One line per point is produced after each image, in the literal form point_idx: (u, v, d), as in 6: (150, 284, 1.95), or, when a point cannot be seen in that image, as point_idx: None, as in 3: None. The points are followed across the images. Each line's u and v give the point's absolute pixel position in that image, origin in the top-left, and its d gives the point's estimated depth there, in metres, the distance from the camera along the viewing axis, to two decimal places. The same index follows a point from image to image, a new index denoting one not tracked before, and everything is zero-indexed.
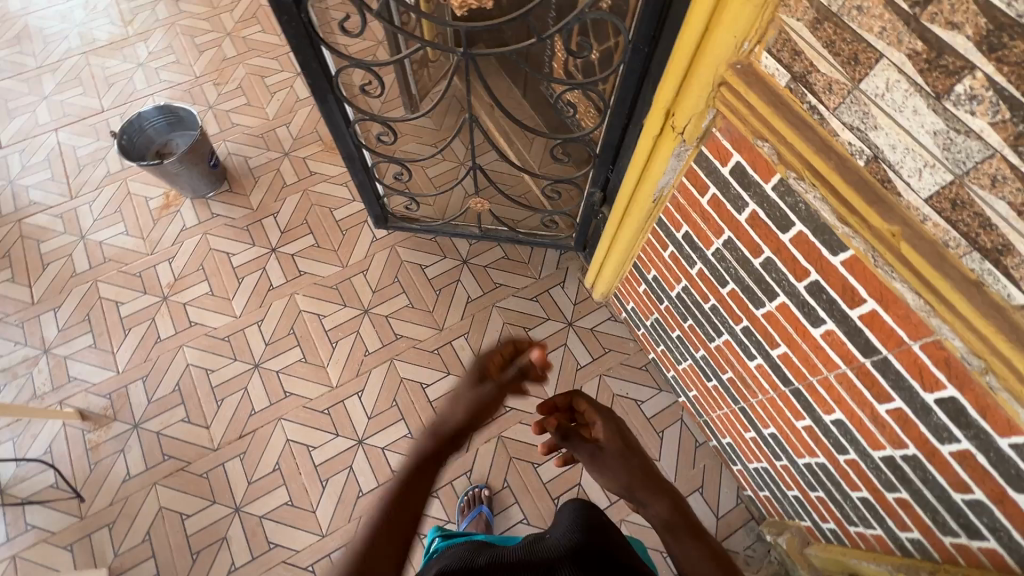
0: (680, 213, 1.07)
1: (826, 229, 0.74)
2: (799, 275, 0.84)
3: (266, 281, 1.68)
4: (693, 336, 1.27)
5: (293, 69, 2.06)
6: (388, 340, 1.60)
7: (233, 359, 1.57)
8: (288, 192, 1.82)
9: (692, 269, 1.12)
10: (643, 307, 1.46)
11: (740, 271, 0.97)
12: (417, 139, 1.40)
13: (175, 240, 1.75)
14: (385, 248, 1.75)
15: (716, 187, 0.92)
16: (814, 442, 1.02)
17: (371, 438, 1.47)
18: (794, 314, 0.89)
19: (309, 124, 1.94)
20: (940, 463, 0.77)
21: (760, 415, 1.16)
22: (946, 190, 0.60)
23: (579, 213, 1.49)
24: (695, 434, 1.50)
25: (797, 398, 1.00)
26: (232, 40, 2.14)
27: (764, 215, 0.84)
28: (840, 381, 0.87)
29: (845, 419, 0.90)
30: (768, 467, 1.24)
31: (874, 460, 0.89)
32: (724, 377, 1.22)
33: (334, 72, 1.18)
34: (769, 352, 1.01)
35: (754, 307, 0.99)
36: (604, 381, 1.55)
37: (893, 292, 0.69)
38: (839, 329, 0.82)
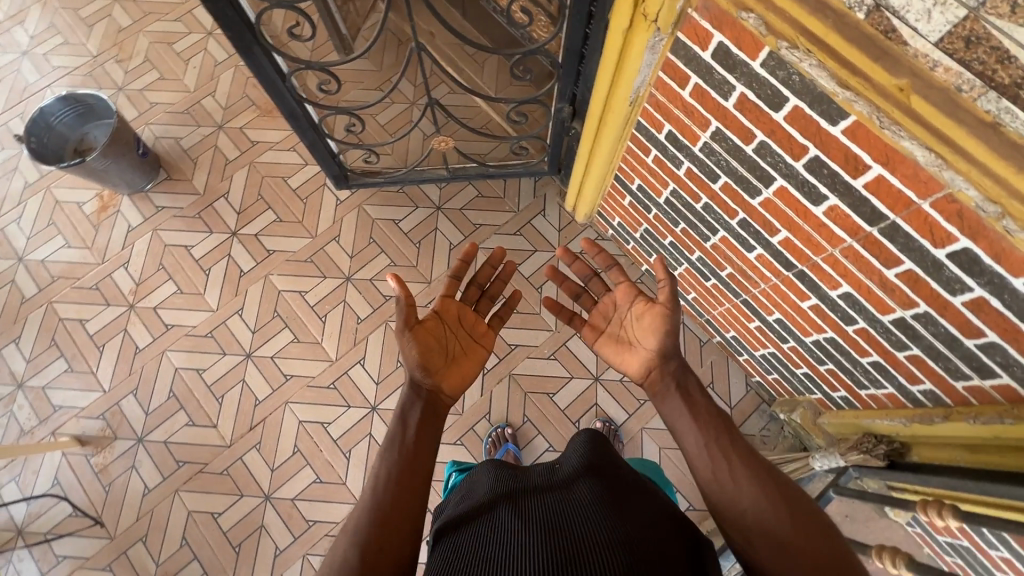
0: (660, 112, 1.01)
1: (824, 99, 0.70)
2: (797, 154, 0.80)
3: (235, 267, 1.58)
4: (686, 239, 1.25)
5: (203, 29, 1.83)
6: (378, 304, 1.54)
7: (223, 353, 1.50)
8: (234, 168, 1.68)
9: (679, 170, 1.08)
10: (630, 220, 1.43)
11: (732, 162, 0.93)
12: (358, 85, 1.28)
13: (124, 243, 1.61)
14: (352, 209, 1.64)
15: (698, 75, 0.86)
16: (821, 319, 1.04)
17: (383, 403, 1.45)
18: (793, 196, 0.87)
19: (236, 88, 1.76)
20: (953, 315, 0.78)
21: (763, 303, 1.17)
22: (959, 28, 0.55)
23: (549, 133, 1.41)
24: (698, 334, 1.52)
25: (801, 279, 1.01)
26: (122, 5, 1.87)
27: (754, 96, 0.79)
28: (846, 254, 0.87)
29: (853, 290, 0.91)
30: (775, 351, 1.27)
31: (884, 325, 0.91)
32: (723, 274, 1.22)
33: (254, 19, 1.04)
34: (769, 240, 1.00)
35: (750, 198, 0.96)
36: None
37: (900, 152, 0.67)
38: (843, 202, 0.80)
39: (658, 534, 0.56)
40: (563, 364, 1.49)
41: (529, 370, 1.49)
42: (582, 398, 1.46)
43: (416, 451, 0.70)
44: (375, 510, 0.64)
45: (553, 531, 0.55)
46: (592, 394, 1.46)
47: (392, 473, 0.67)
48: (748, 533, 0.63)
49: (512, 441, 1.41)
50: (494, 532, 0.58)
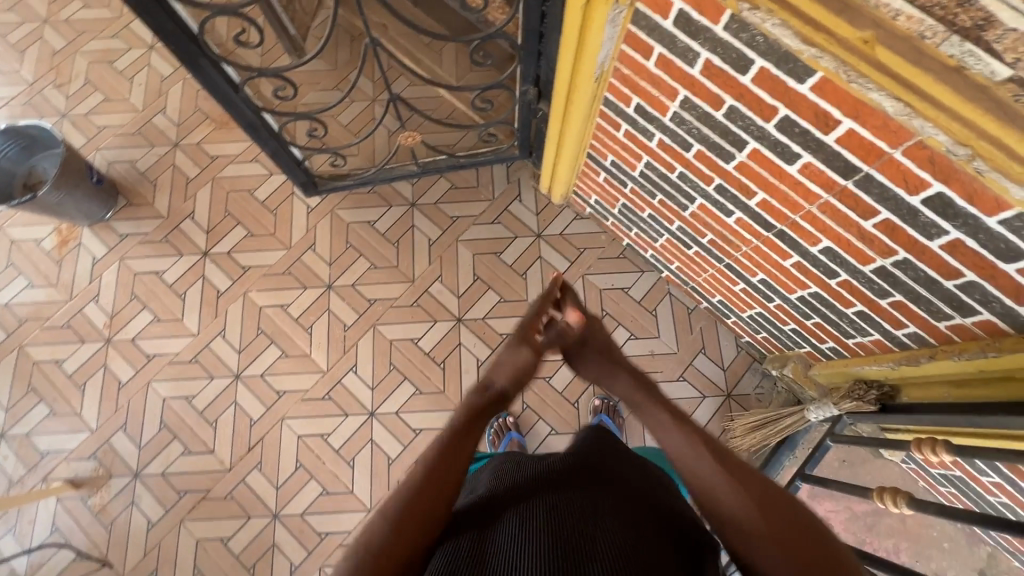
0: (627, 86, 1.00)
1: (789, 57, 0.70)
2: (767, 115, 0.80)
3: (212, 288, 1.54)
4: (665, 210, 1.25)
5: (143, 43, 1.74)
6: (363, 308, 1.52)
7: (211, 377, 1.47)
8: (197, 186, 1.62)
9: (651, 142, 1.07)
10: (606, 197, 1.42)
11: (703, 129, 0.93)
12: (315, 86, 1.27)
13: (91, 276, 1.55)
14: (324, 215, 1.61)
15: (661, 45, 0.85)
16: (804, 275, 1.05)
17: (381, 407, 1.44)
18: (767, 158, 0.87)
19: (187, 103, 1.69)
20: (931, 260, 0.80)
21: (746, 265, 1.18)
22: None
23: (516, 117, 1.39)
24: (685, 302, 1.54)
25: (781, 239, 1.02)
26: (53, 26, 1.77)
27: (719, 61, 0.79)
28: (823, 210, 0.88)
29: (833, 244, 0.93)
30: (761, 310, 1.29)
31: (865, 275, 0.92)
32: (705, 240, 1.23)
33: (197, 30, 0.98)
34: (747, 204, 1.00)
35: (724, 163, 0.96)
36: (587, 281, 1.55)
37: (869, 104, 0.67)
38: (817, 159, 0.80)
39: (656, 536, 0.58)
40: None
41: None
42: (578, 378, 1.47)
43: (462, 444, 0.67)
44: (405, 497, 0.60)
45: (555, 528, 0.55)
46: None
47: (430, 464, 0.64)
48: (725, 530, 0.59)
49: (515, 429, 1.41)
50: (492, 536, 0.56)
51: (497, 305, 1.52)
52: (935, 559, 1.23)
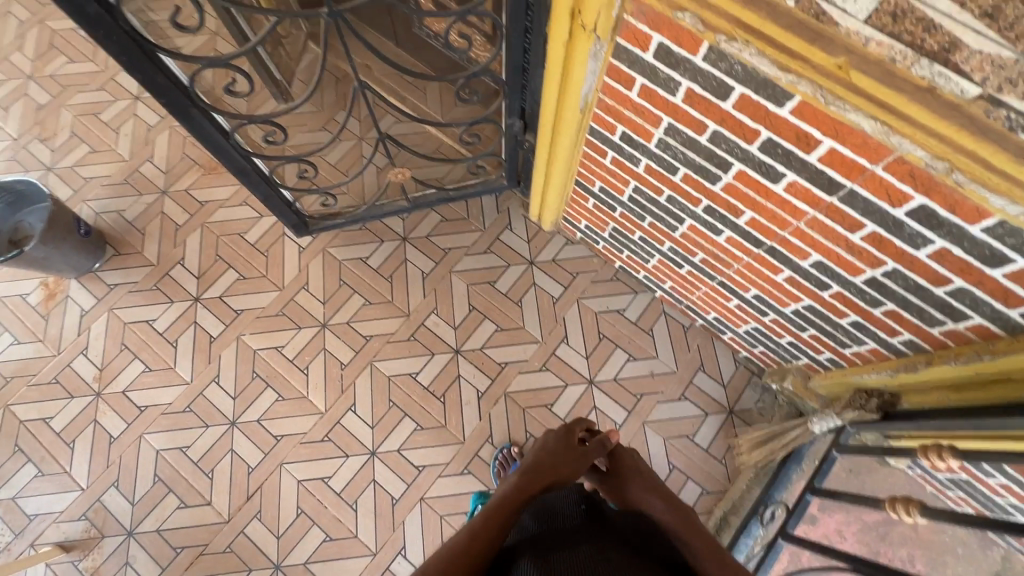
0: (611, 115, 1.02)
1: (767, 84, 0.73)
2: (750, 138, 0.83)
3: (205, 334, 1.52)
4: (655, 232, 1.27)
5: (129, 94, 1.76)
6: (360, 345, 1.51)
7: (205, 427, 1.43)
8: (186, 232, 1.61)
9: (638, 167, 1.10)
10: (597, 221, 1.44)
11: (688, 153, 0.96)
12: (303, 127, 1.26)
13: (79, 328, 1.52)
14: (317, 254, 1.60)
15: (643, 76, 0.88)
16: (797, 289, 1.07)
17: (383, 445, 1.42)
18: (753, 178, 0.90)
19: (175, 150, 1.69)
20: (919, 269, 0.82)
21: (739, 282, 1.20)
22: (885, 3, 0.56)
23: (503, 149, 1.42)
24: (681, 320, 1.55)
25: (772, 255, 1.04)
26: (38, 82, 1.78)
27: (700, 89, 0.81)
28: (811, 225, 0.90)
29: (823, 258, 0.95)
30: (757, 325, 1.30)
31: (857, 286, 0.94)
32: (696, 259, 1.25)
33: (188, 81, 1.00)
34: (736, 223, 1.03)
35: (711, 185, 0.99)
36: (583, 305, 1.56)
37: (847, 124, 0.69)
38: (801, 177, 0.83)
39: None
40: (557, 374, 1.49)
41: (524, 386, 1.48)
42: (580, 403, 1.47)
43: (506, 516, 0.71)
44: (444, 555, 0.65)
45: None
46: (590, 397, 1.48)
47: (471, 525, 0.69)
48: None
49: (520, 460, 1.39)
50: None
51: (494, 334, 1.52)
52: (952, 567, 1.04)
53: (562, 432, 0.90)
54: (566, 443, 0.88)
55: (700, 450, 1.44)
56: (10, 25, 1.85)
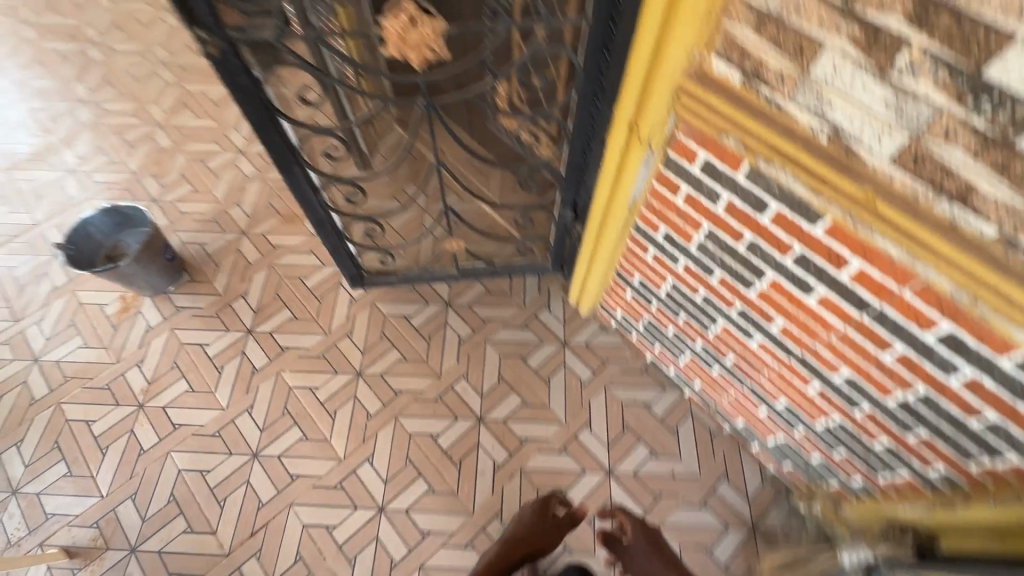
0: (656, 216, 1.12)
1: (802, 204, 0.81)
2: (784, 250, 0.90)
3: (249, 365, 1.61)
4: (689, 329, 1.32)
5: (236, 148, 2.03)
6: (388, 399, 1.56)
7: (229, 454, 1.48)
8: (254, 270, 1.77)
9: (677, 266, 1.18)
10: (633, 312, 1.50)
11: (726, 258, 1.03)
12: (376, 195, 1.43)
13: (141, 342, 1.65)
14: (365, 306, 1.71)
15: (688, 185, 0.98)
16: (828, 403, 1.07)
17: (392, 503, 1.41)
18: (786, 288, 0.95)
19: (262, 199, 1.91)
20: (951, 396, 0.83)
21: (769, 390, 1.21)
22: (906, 149, 0.64)
23: (553, 235, 1.53)
24: (708, 424, 1.52)
25: (803, 365, 1.06)
26: (165, 129, 2.08)
27: (740, 202, 0.90)
28: (842, 340, 0.93)
29: (853, 374, 0.96)
30: (786, 438, 1.28)
31: (889, 408, 0.94)
32: (727, 361, 1.27)
33: (297, 143, 1.17)
34: (768, 329, 1.07)
35: (746, 290, 1.04)
36: (610, 393, 1.57)
37: (876, 247, 0.76)
38: (831, 292, 0.88)
39: None
40: (576, 459, 1.48)
41: (541, 465, 1.47)
42: (596, 493, 1.44)
43: None
44: None
45: None
46: (606, 489, 1.44)
47: None
48: None
49: None
50: None
51: (519, 408, 1.55)
52: None
53: (536, 509, 1.18)
54: (539, 517, 1.17)
55: (717, 566, 1.36)
56: (155, 82, 2.20)
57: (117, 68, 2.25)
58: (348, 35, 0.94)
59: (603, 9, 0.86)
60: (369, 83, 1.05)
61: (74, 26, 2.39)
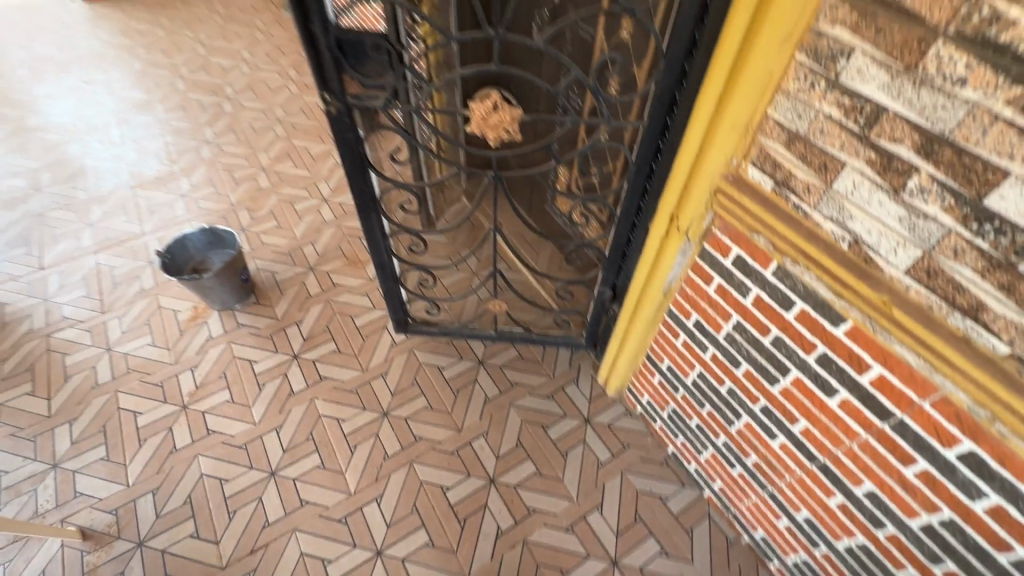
0: (688, 303, 1.19)
1: (825, 304, 0.86)
2: (808, 348, 0.93)
3: (287, 387, 1.71)
4: (712, 422, 1.31)
5: (321, 196, 2.29)
6: (407, 443, 1.60)
7: (249, 468, 1.54)
8: (312, 302, 1.93)
9: (706, 354, 1.21)
10: (658, 399, 1.51)
11: (752, 351, 1.07)
12: (434, 253, 1.63)
13: (199, 349, 1.79)
14: (403, 351, 1.81)
15: (720, 276, 1.05)
16: (850, 521, 1.03)
17: (390, 548, 1.41)
18: (809, 387, 0.97)
19: (334, 242, 2.12)
20: (977, 524, 0.80)
21: (790, 498, 1.17)
22: (919, 262, 0.70)
23: (590, 311, 1.61)
24: (725, 531, 1.45)
25: (825, 474, 1.03)
26: (267, 173, 2.39)
27: (767, 296, 0.97)
28: (864, 449, 0.92)
29: (876, 489, 0.94)
30: (807, 558, 1.21)
31: (913, 531, 0.91)
32: (749, 461, 1.25)
33: (379, 194, 1.34)
34: (791, 429, 1.07)
35: (770, 386, 1.07)
36: (626, 478, 1.54)
37: (895, 354, 0.79)
38: (853, 396, 0.89)
39: None
40: (581, 540, 1.43)
41: (545, 540, 1.43)
42: None
43: None
44: None
45: None
46: None
47: None
48: None
49: None
50: None
51: (532, 477, 1.54)
52: None
53: None
54: None
55: None
56: (269, 135, 2.57)
57: (241, 119, 2.65)
58: (438, 113, 1.10)
59: (657, 117, 1.01)
60: (447, 149, 1.21)
61: (217, 84, 2.87)
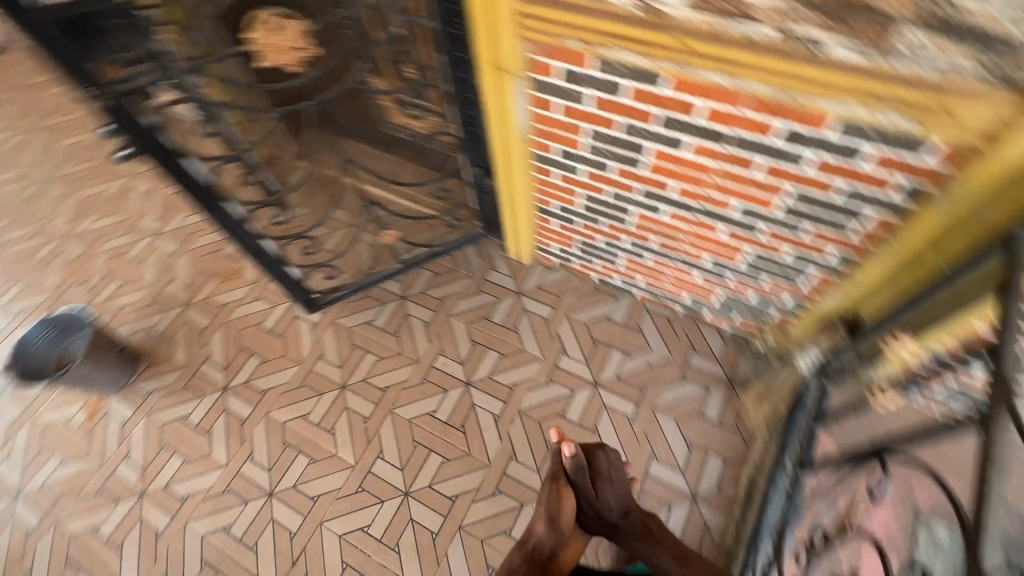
0: (547, 138, 1.27)
1: (645, 73, 0.97)
2: (651, 119, 1.06)
3: (235, 418, 1.63)
4: (614, 231, 1.46)
5: (150, 232, 2.03)
6: (378, 397, 1.62)
7: (245, 502, 1.50)
8: (210, 334, 1.79)
9: (581, 176, 1.32)
10: (565, 240, 1.64)
11: (613, 149, 1.18)
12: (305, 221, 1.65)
13: (120, 438, 1.63)
14: (327, 327, 1.77)
15: (559, 97, 1.13)
16: (739, 240, 1.24)
17: (414, 485, 1.48)
18: (666, 152, 1.11)
19: (194, 268, 1.93)
20: (813, 183, 1.01)
21: (694, 253, 1.37)
22: None
23: (473, 198, 1.66)
24: (664, 313, 1.68)
25: (708, 216, 1.22)
26: (72, 239, 2.05)
27: (602, 93, 1.06)
28: (723, 177, 1.10)
29: (744, 203, 1.13)
30: (726, 291, 1.45)
31: (780, 218, 1.12)
32: (654, 245, 1.42)
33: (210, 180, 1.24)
34: (669, 196, 1.23)
35: (639, 170, 1.20)
36: (573, 319, 1.70)
37: (710, 84, 0.92)
38: (698, 138, 1.04)
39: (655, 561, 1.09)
40: (563, 384, 1.60)
41: (534, 402, 1.58)
42: (591, 405, 1.56)
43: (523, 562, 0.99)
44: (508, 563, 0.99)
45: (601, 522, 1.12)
46: (598, 398, 1.57)
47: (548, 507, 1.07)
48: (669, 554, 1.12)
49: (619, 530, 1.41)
50: None
51: (498, 361, 1.65)
52: None
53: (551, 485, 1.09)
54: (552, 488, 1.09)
55: (711, 424, 1.51)
56: (46, 199, 2.17)
57: None
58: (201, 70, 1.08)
59: None
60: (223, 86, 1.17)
61: None
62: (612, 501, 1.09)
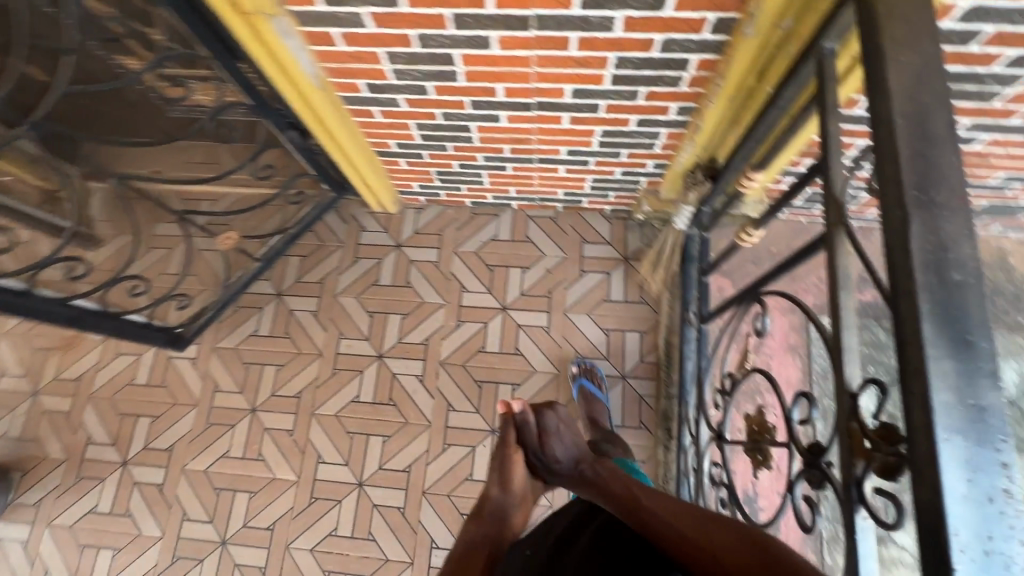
0: (345, 76, 1.08)
1: None
2: (443, 23, 0.91)
3: (150, 487, 1.48)
4: (463, 152, 1.34)
5: None
6: (294, 406, 1.52)
7: (199, 560, 1.42)
8: (78, 413, 1.56)
9: (402, 106, 1.17)
10: (422, 176, 1.50)
11: (420, 68, 1.03)
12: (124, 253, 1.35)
13: (29, 559, 1.46)
14: (209, 356, 1.58)
15: (331, 26, 0.94)
16: (585, 124, 1.17)
17: (364, 473, 1.45)
18: (475, 55, 0.98)
19: (21, 350, 1.62)
20: (630, 45, 0.93)
21: (549, 149, 1.29)
22: None
23: (305, 164, 1.45)
24: (547, 214, 1.63)
25: (546, 108, 1.13)
26: None
27: (376, 8, 0.89)
28: (543, 65, 0.99)
29: (573, 85, 1.05)
30: (593, 175, 1.41)
31: (613, 90, 1.05)
32: (508, 153, 1.33)
33: None
34: (500, 100, 1.11)
35: (457, 82, 1.07)
36: (461, 253, 1.62)
37: None
38: (500, 30, 0.91)
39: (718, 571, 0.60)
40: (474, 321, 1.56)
41: (452, 349, 1.54)
42: (506, 331, 1.55)
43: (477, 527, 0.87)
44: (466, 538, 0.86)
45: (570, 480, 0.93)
46: (511, 321, 1.55)
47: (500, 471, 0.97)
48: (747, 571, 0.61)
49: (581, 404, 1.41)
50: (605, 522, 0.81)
51: (403, 323, 1.57)
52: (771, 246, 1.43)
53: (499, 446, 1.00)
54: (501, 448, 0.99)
55: (620, 305, 1.55)
56: None
57: None
58: None
59: None
60: None
61: None
62: (560, 452, 0.97)
